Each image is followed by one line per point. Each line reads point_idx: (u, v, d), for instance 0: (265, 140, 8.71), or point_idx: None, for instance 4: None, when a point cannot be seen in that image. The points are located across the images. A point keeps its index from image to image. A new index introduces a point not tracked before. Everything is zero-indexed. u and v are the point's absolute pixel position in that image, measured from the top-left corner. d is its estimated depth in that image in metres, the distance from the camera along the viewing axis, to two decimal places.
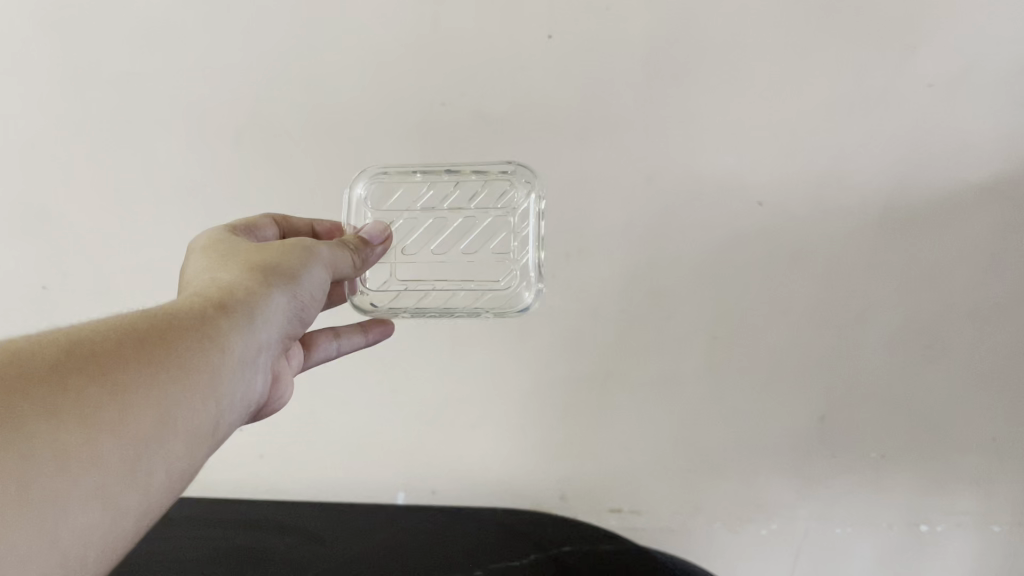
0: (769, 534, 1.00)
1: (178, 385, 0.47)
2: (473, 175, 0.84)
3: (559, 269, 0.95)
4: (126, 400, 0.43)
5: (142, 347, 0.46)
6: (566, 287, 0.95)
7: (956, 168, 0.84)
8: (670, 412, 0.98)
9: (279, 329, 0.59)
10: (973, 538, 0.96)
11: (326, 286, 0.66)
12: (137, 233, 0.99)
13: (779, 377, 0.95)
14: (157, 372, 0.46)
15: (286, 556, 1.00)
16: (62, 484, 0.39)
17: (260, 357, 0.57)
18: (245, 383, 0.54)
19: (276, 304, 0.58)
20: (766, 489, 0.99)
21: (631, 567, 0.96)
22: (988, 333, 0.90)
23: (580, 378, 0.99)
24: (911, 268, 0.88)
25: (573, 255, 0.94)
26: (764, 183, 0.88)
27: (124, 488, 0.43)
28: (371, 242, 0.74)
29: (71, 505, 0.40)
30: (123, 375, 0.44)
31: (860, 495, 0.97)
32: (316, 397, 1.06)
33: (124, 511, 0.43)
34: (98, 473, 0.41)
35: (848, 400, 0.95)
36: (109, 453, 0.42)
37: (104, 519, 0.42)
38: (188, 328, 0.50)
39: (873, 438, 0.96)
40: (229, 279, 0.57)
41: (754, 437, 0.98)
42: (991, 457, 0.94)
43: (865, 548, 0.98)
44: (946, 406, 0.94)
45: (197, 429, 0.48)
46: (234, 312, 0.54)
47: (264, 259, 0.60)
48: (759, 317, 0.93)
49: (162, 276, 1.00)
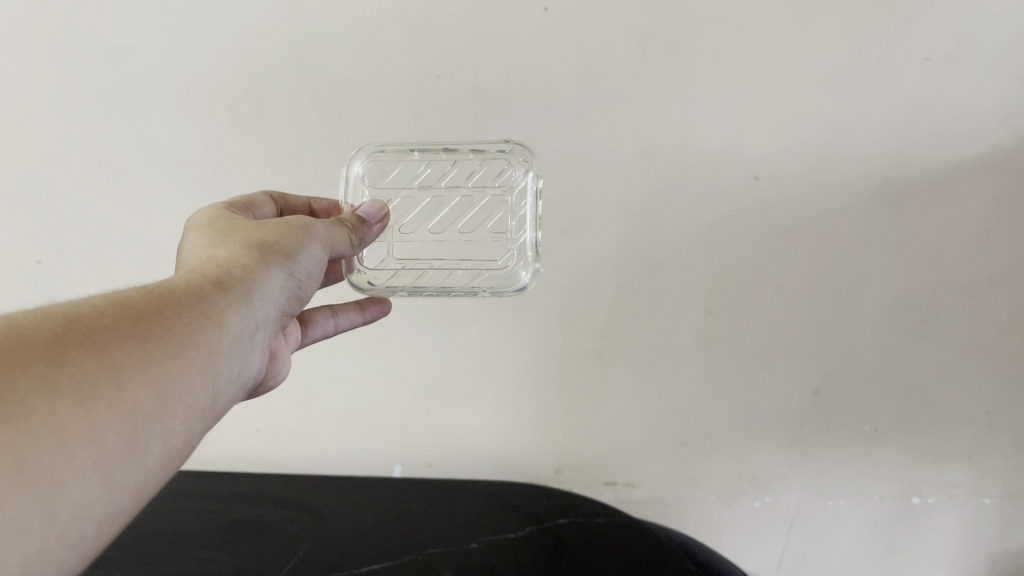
0: (764, 506, 1.02)
1: (177, 359, 0.45)
2: (473, 153, 0.84)
3: (554, 243, 0.95)
4: (127, 373, 0.42)
5: (141, 320, 0.45)
6: (562, 262, 0.95)
7: (953, 142, 0.84)
8: (664, 384, 0.99)
9: (274, 307, 0.58)
10: (965, 509, 0.98)
11: (325, 264, 0.66)
12: (132, 208, 0.99)
13: (773, 351, 0.96)
14: (157, 346, 0.44)
15: (280, 526, 0.99)
16: (62, 461, 0.37)
17: (256, 336, 0.55)
18: (243, 360, 0.53)
19: (272, 282, 0.57)
20: (760, 462, 1.01)
21: (626, 536, 0.95)
22: (983, 307, 0.90)
23: (576, 353, 1.00)
24: (906, 242, 0.89)
25: (568, 229, 0.94)
26: (761, 158, 0.87)
27: (122, 464, 0.41)
28: (369, 220, 0.72)
29: (70, 482, 0.38)
30: (122, 347, 0.42)
31: (854, 468, 0.99)
32: (313, 370, 1.06)
33: (120, 488, 0.41)
34: (97, 449, 0.39)
35: (842, 374, 0.96)
36: (108, 430, 0.40)
37: (101, 495, 0.40)
38: (186, 303, 0.48)
39: (866, 411, 0.97)
40: (224, 256, 0.56)
41: (748, 409, 0.99)
42: (984, 431, 0.95)
43: (857, 520, 1.01)
44: (940, 380, 0.94)
45: (194, 407, 0.47)
46: (231, 288, 0.53)
47: (260, 237, 0.59)
48: (754, 291, 0.93)
49: (158, 250, 1.01)
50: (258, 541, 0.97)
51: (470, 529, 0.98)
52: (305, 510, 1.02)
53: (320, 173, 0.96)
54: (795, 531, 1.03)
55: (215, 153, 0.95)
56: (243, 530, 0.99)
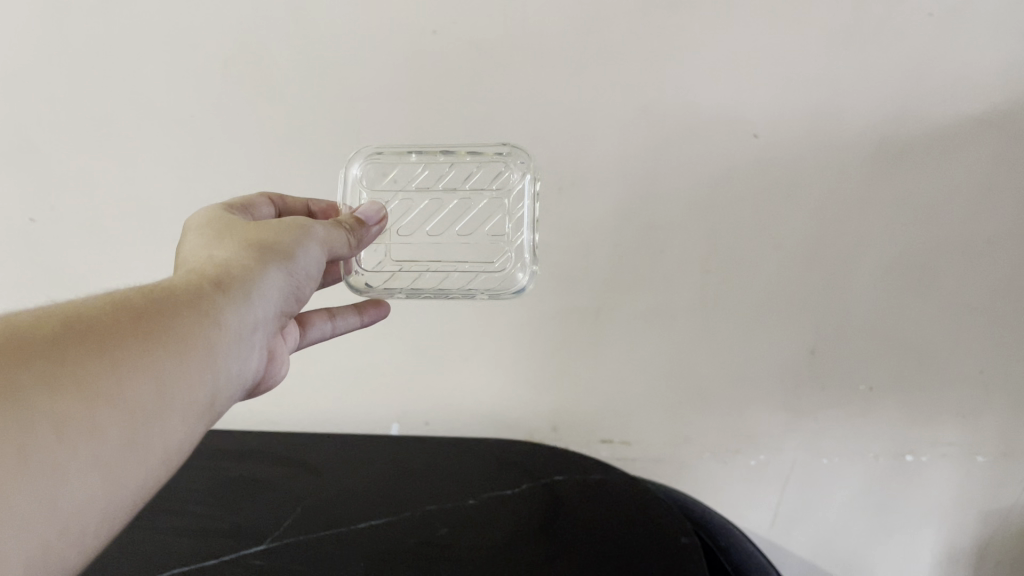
0: (758, 465, 1.03)
1: (179, 355, 0.45)
2: (471, 156, 0.83)
3: (552, 202, 0.94)
4: (128, 369, 0.42)
5: (142, 318, 0.45)
6: (559, 221, 0.94)
7: (955, 100, 0.82)
8: (661, 342, 0.99)
9: (275, 305, 0.58)
10: (958, 467, 0.99)
11: (322, 266, 0.65)
12: (127, 165, 0.97)
13: (770, 310, 0.96)
14: (158, 346, 0.44)
15: (273, 482, 0.98)
16: (61, 457, 0.38)
17: (256, 334, 0.55)
18: (242, 360, 0.53)
19: (272, 281, 0.57)
20: (755, 420, 1.01)
21: (624, 490, 0.91)
22: (981, 267, 0.90)
23: (573, 311, 0.99)
24: (906, 201, 0.88)
25: (566, 188, 0.93)
26: (761, 116, 0.86)
27: (119, 464, 0.41)
28: (368, 222, 0.71)
29: (68, 477, 0.38)
30: (123, 347, 0.42)
31: (848, 426, 0.99)
32: (310, 328, 1.06)
33: (118, 488, 0.41)
34: (96, 446, 0.39)
35: (839, 333, 0.96)
36: (108, 426, 0.40)
37: (99, 494, 0.40)
38: (186, 302, 0.48)
39: (862, 370, 0.97)
40: (224, 255, 0.56)
41: (744, 368, 0.99)
42: (979, 390, 0.95)
43: (850, 478, 1.02)
44: (936, 340, 0.94)
45: (195, 403, 0.47)
46: (231, 287, 0.53)
47: (261, 236, 0.59)
48: (752, 251, 0.93)
49: (152, 209, 1.00)
50: (248, 495, 0.94)
51: (467, 482, 0.95)
52: (301, 467, 1.01)
53: (314, 131, 0.94)
54: (789, 490, 1.04)
55: (207, 109, 0.94)
56: (237, 485, 0.97)
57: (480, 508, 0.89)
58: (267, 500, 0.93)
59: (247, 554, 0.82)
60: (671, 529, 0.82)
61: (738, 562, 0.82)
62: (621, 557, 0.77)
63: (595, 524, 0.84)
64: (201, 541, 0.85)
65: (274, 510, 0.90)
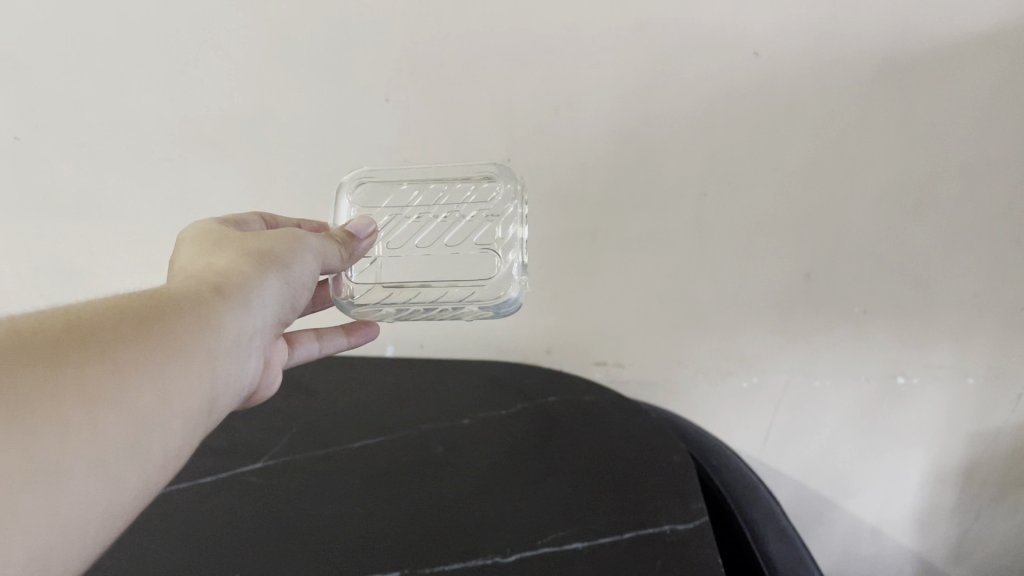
0: (750, 388, 1.05)
1: (177, 361, 0.45)
2: (458, 182, 0.81)
3: (530, 124, 0.86)
4: (130, 374, 0.41)
5: (142, 321, 0.44)
6: (541, 143, 0.88)
7: (969, 13, 0.73)
8: (655, 264, 0.97)
9: (268, 315, 0.58)
10: (947, 387, 1.00)
11: (317, 278, 0.65)
12: (57, 96, 0.88)
13: (764, 234, 0.93)
14: (159, 350, 0.44)
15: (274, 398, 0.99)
16: (66, 459, 0.37)
17: (249, 344, 0.55)
18: (236, 369, 0.52)
19: (267, 290, 0.57)
20: (748, 342, 1.02)
21: (615, 407, 0.92)
22: (981, 190, 0.86)
23: (564, 233, 0.96)
24: (909, 123, 0.82)
25: (544, 109, 0.85)
26: (757, 31, 0.77)
27: (123, 466, 0.40)
28: (356, 238, 0.69)
29: (72, 480, 0.37)
30: (128, 350, 0.42)
31: (841, 348, 1.00)
32: None
33: (121, 489, 0.40)
34: (99, 450, 0.38)
35: (835, 256, 0.93)
36: (110, 431, 0.39)
37: (102, 496, 0.39)
38: (186, 308, 0.48)
39: (857, 293, 0.96)
40: (220, 264, 0.56)
41: (739, 290, 0.98)
42: (972, 310, 0.94)
43: (841, 400, 1.04)
44: (934, 262, 0.92)
45: (192, 411, 0.46)
46: (228, 295, 0.52)
47: (254, 248, 0.59)
48: (747, 174, 0.88)
49: (100, 139, 0.92)
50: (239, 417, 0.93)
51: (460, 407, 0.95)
52: (298, 387, 1.01)
53: (253, 55, 0.83)
54: (781, 412, 1.06)
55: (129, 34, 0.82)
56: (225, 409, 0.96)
57: (475, 430, 0.89)
58: (259, 423, 0.92)
59: (243, 471, 0.82)
60: (663, 450, 0.82)
61: (728, 477, 0.83)
62: (615, 476, 0.78)
63: (588, 445, 0.84)
64: (196, 459, 0.84)
65: (267, 432, 0.90)
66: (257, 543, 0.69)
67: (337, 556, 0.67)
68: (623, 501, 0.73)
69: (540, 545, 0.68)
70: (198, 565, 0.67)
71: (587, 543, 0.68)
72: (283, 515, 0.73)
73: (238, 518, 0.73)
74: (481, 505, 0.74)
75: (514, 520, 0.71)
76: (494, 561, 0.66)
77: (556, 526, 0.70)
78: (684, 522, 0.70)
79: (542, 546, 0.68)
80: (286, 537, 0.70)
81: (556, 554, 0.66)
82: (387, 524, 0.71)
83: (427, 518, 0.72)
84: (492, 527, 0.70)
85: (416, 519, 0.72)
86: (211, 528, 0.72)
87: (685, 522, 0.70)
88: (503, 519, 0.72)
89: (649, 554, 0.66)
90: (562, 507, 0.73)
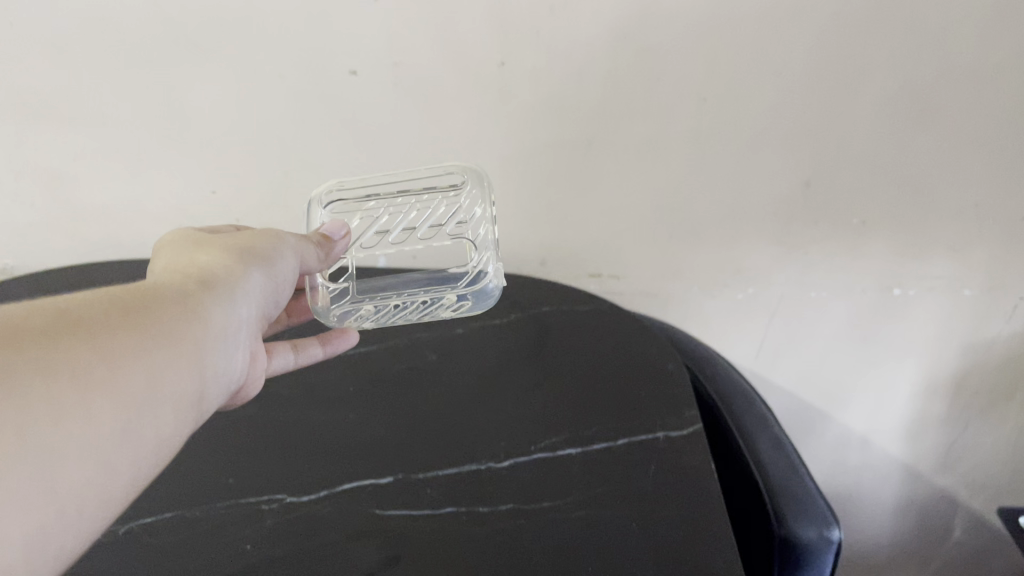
0: (745, 299, 1.04)
1: (166, 348, 0.43)
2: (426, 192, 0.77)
3: (528, 25, 0.82)
4: (119, 358, 0.40)
5: (127, 312, 0.43)
6: (537, 46, 0.84)
7: None
8: (652, 174, 0.95)
9: (257, 310, 0.56)
10: (943, 299, 1.00)
11: (294, 281, 0.63)
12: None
13: (765, 142, 0.90)
14: (148, 338, 0.43)
15: None
16: (57, 440, 0.35)
17: (240, 336, 0.53)
18: (228, 362, 0.51)
19: (252, 285, 0.55)
20: (745, 253, 1.00)
21: (608, 315, 0.92)
22: (989, 96, 0.84)
23: (559, 143, 0.93)
24: (919, 23, 0.79)
25: (541, 9, 0.81)
26: None
27: (115, 452, 0.39)
28: (330, 240, 0.65)
29: (65, 460, 0.36)
30: (115, 337, 0.41)
31: (838, 259, 0.99)
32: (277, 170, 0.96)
33: (116, 476, 0.39)
34: (91, 433, 0.37)
35: (837, 165, 0.91)
36: (102, 414, 0.38)
37: (96, 479, 0.37)
38: (170, 299, 0.47)
39: (856, 204, 0.94)
40: (204, 261, 0.54)
41: (738, 201, 0.96)
42: (972, 220, 0.93)
43: (838, 309, 1.03)
44: (936, 171, 0.90)
45: (184, 399, 0.45)
46: (214, 289, 0.51)
47: (237, 248, 0.57)
48: (750, 79, 0.85)
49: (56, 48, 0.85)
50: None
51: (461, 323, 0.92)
52: None
53: None
54: (776, 321, 1.06)
55: None
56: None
57: (467, 341, 0.88)
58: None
59: None
60: (657, 359, 0.82)
61: (723, 389, 0.82)
62: (609, 385, 0.77)
63: (582, 356, 0.83)
64: None
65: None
66: (249, 451, 0.68)
67: (332, 464, 0.67)
68: (617, 409, 0.73)
69: (534, 451, 0.68)
70: (192, 473, 0.66)
71: (582, 449, 0.68)
72: (276, 424, 0.72)
73: (229, 428, 0.72)
74: (475, 413, 0.74)
75: (507, 427, 0.71)
76: (488, 467, 0.66)
77: (549, 434, 0.70)
78: (679, 430, 0.70)
79: (536, 452, 0.68)
80: (279, 445, 0.69)
81: (550, 460, 0.67)
82: (381, 431, 0.71)
83: (421, 426, 0.72)
84: (486, 434, 0.70)
85: (410, 427, 0.71)
86: (202, 437, 0.71)
87: (680, 429, 0.70)
88: (497, 427, 0.71)
89: (643, 460, 0.66)
90: (557, 415, 0.73)
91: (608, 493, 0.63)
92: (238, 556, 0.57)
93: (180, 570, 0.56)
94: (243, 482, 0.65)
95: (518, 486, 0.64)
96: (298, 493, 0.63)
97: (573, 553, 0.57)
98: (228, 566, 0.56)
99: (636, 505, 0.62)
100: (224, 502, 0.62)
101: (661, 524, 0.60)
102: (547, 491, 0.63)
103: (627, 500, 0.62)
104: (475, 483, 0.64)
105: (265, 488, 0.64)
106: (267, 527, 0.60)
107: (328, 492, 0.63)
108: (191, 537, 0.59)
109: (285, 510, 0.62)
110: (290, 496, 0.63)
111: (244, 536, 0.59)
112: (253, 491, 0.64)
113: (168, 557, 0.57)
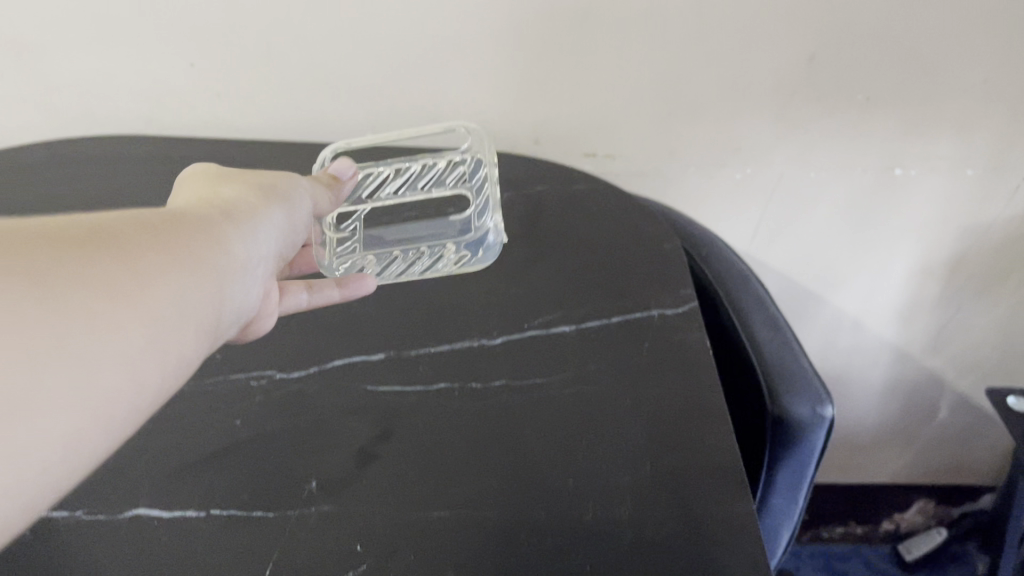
0: (743, 181, 1.01)
1: (188, 268, 0.39)
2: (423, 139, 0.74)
3: None
4: (137, 270, 0.36)
5: (146, 231, 0.38)
6: None
7: None
8: (652, 45, 0.90)
9: (278, 250, 0.52)
10: (944, 179, 0.98)
11: (311, 224, 0.61)
12: None
13: (771, 11, 0.85)
14: (171, 256, 0.38)
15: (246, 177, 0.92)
16: (63, 344, 0.31)
17: (262, 273, 0.49)
18: (248, 297, 0.46)
19: (270, 223, 0.51)
20: (745, 131, 0.97)
21: (603, 192, 0.87)
22: None
23: (554, 9, 0.87)
24: None
25: None
26: None
27: (132, 368, 0.34)
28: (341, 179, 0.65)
29: (70, 369, 0.31)
30: (137, 256, 0.36)
31: (840, 137, 0.95)
32: (256, 33, 0.90)
33: (129, 400, 0.34)
34: (104, 343, 0.33)
35: (845, 37, 0.87)
36: (115, 326, 0.33)
37: (105, 396, 0.33)
38: (193, 226, 0.43)
39: (862, 79, 0.90)
40: (223, 195, 0.50)
41: (740, 76, 0.91)
42: (980, 97, 0.90)
43: (838, 189, 1.00)
44: (948, 45, 0.86)
45: (206, 325, 0.40)
46: (236, 219, 0.47)
47: (253, 185, 0.53)
48: None
49: None
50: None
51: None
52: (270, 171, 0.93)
53: None
54: (774, 202, 1.03)
55: None
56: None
57: None
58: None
59: None
60: (653, 237, 0.79)
61: (719, 270, 0.81)
62: (605, 262, 0.75)
63: (577, 232, 0.81)
64: None
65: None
66: None
67: (322, 341, 0.65)
68: (612, 288, 0.72)
69: (527, 330, 0.67)
70: None
71: (576, 328, 0.67)
72: None
73: None
74: (466, 289, 0.72)
75: (499, 305, 0.70)
76: (481, 345, 0.65)
77: (542, 312, 0.69)
78: (675, 308, 0.69)
79: (530, 330, 0.66)
80: None
81: (544, 338, 0.65)
82: (371, 309, 0.69)
83: (411, 303, 0.70)
84: (478, 312, 0.69)
85: (401, 305, 0.70)
86: None
87: (675, 308, 0.69)
88: (489, 305, 0.70)
89: (637, 338, 0.65)
90: (550, 292, 0.71)
91: (602, 369, 0.62)
92: (229, 432, 0.56)
93: (170, 446, 0.55)
94: (231, 359, 0.63)
95: (512, 364, 0.63)
96: (288, 370, 0.62)
97: (568, 429, 0.57)
98: (219, 441, 0.56)
99: (630, 382, 0.61)
100: (212, 378, 0.61)
101: (656, 401, 0.59)
102: (541, 369, 0.62)
103: (622, 377, 0.61)
104: (468, 361, 0.63)
105: (257, 362, 0.63)
106: (258, 403, 0.59)
107: (318, 369, 0.62)
108: (180, 413, 0.58)
109: (276, 386, 0.61)
110: (280, 372, 0.62)
111: (235, 411, 0.58)
112: (242, 367, 0.62)
113: (158, 433, 0.56)
